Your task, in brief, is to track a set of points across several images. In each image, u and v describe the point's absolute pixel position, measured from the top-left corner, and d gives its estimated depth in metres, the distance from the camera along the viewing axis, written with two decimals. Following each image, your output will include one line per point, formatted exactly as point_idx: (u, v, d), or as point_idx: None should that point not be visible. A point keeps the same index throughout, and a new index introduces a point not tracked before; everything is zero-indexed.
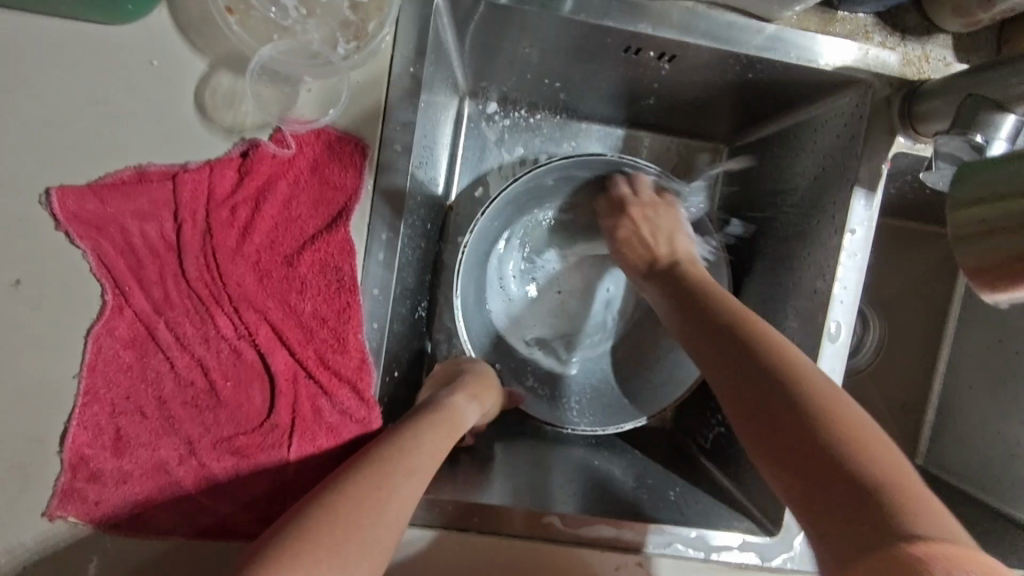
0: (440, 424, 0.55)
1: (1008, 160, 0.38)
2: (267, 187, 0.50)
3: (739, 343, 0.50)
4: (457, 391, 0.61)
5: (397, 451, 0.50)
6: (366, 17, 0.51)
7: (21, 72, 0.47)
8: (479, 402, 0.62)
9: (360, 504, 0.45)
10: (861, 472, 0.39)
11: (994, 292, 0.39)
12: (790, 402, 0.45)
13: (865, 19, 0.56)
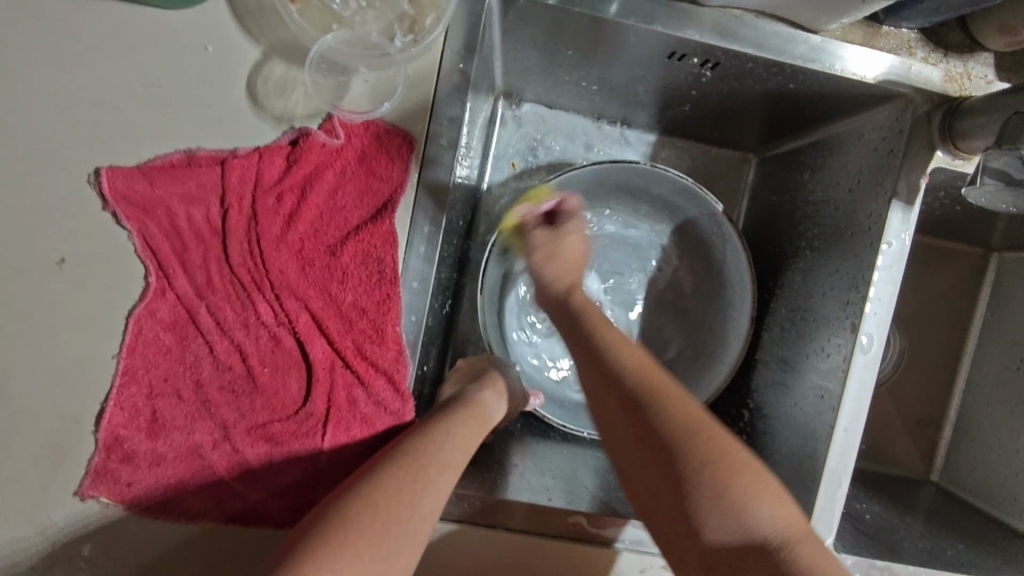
0: (471, 418, 0.55)
1: None
2: (314, 175, 0.50)
3: (636, 403, 0.51)
4: (484, 387, 0.61)
5: (433, 442, 0.50)
6: (422, 12, 0.51)
7: (77, 52, 0.48)
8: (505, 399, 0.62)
9: (397, 495, 0.45)
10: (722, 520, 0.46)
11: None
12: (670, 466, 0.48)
13: (909, 33, 0.57)
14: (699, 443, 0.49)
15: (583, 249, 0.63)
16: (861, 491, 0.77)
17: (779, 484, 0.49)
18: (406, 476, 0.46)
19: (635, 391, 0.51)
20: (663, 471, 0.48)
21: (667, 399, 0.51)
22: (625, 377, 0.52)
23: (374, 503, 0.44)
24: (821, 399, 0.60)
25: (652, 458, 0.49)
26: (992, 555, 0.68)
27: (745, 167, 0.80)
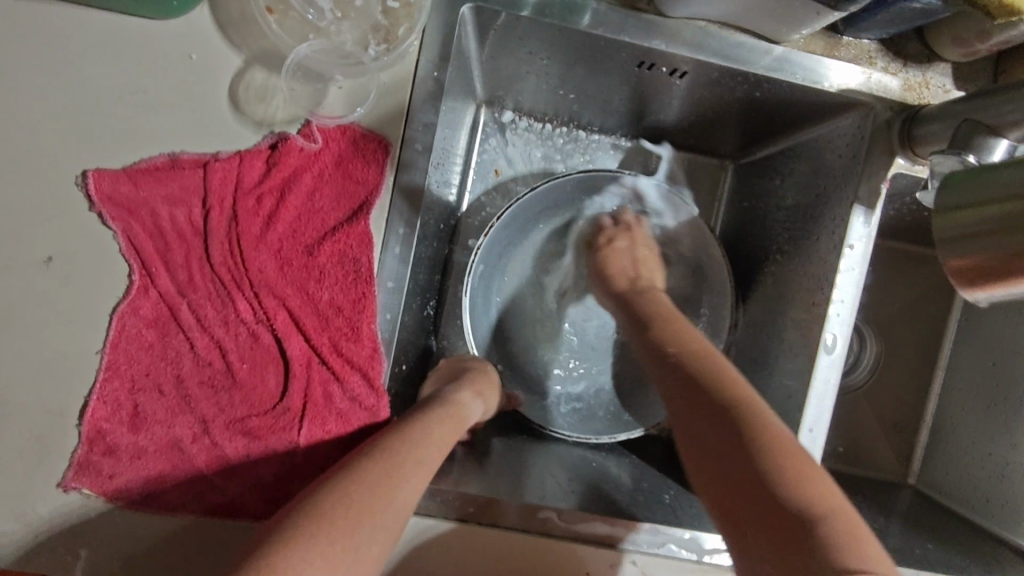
0: (448, 417, 0.57)
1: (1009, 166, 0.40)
2: (293, 178, 0.52)
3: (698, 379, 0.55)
4: (466, 386, 0.63)
5: (410, 440, 0.51)
6: (396, 23, 0.54)
7: (66, 60, 0.50)
8: (482, 396, 0.64)
9: (372, 490, 0.46)
10: (777, 482, 0.44)
11: (974, 290, 0.42)
12: (733, 425, 0.49)
13: (869, 43, 0.58)
14: (750, 416, 0.50)
15: (621, 253, 0.74)
16: None
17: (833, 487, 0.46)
18: (379, 472, 0.47)
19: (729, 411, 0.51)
20: (721, 432, 0.49)
21: (697, 357, 0.58)
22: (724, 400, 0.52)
23: (348, 497, 0.45)
24: (790, 398, 0.62)
25: (728, 454, 0.48)
26: (962, 555, 0.69)
27: (722, 174, 0.82)
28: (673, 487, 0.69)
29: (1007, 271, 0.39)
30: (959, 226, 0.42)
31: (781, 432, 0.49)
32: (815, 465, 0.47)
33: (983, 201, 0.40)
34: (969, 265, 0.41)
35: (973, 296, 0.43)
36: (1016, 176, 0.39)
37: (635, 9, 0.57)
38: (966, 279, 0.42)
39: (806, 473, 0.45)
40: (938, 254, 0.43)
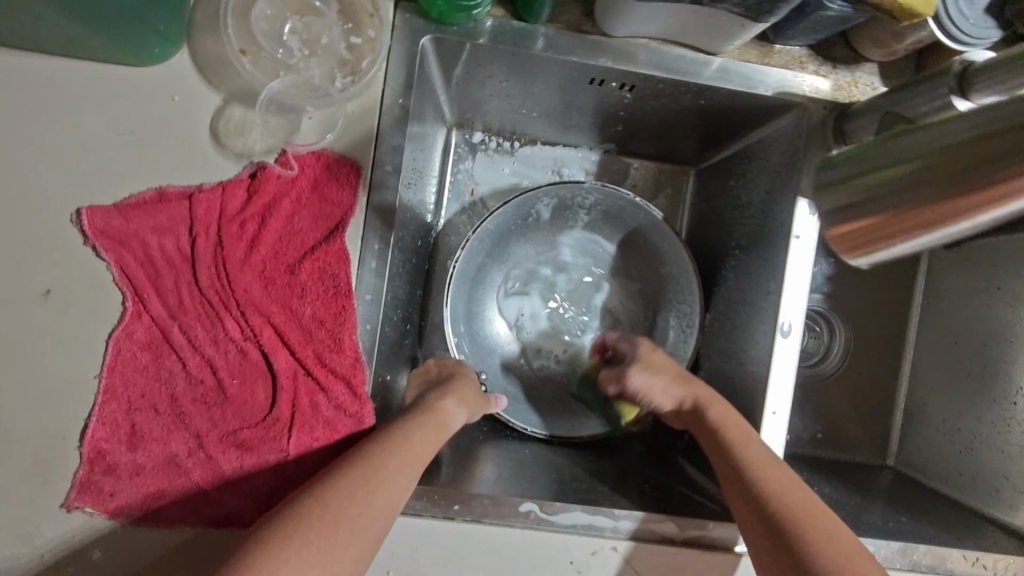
0: (432, 424, 0.60)
1: (930, 125, 0.40)
2: (273, 204, 0.56)
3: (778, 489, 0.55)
4: (450, 393, 0.66)
5: (393, 446, 0.54)
6: (360, 57, 0.58)
7: (58, 109, 0.54)
8: (465, 403, 0.66)
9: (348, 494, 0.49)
10: None
11: (855, 255, 0.43)
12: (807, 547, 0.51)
13: (799, 50, 0.63)
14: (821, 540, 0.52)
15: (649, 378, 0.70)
16: (817, 476, 0.81)
17: None
18: (358, 476, 0.51)
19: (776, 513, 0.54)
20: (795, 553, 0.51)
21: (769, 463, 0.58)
22: (768, 497, 0.55)
23: (326, 500, 0.48)
24: (755, 383, 0.65)
25: (780, 553, 0.52)
26: (940, 527, 0.72)
27: (685, 178, 0.86)
28: (653, 478, 0.72)
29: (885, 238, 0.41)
30: (862, 190, 0.42)
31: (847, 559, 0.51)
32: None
33: (871, 165, 0.42)
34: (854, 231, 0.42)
35: (859, 257, 0.43)
36: (910, 145, 0.40)
37: (581, 32, 0.62)
38: (855, 242, 0.42)
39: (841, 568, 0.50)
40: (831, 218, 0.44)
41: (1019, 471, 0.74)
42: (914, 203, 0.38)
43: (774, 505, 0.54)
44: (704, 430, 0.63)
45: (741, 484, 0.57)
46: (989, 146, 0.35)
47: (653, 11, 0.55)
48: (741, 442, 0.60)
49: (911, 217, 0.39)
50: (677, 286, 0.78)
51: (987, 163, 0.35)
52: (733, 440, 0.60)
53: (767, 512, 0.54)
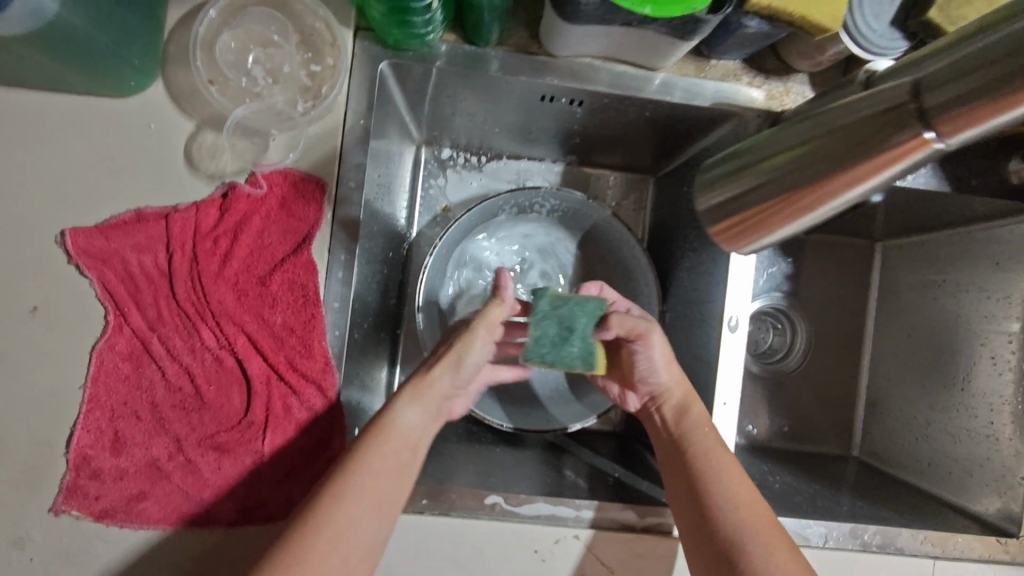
0: (388, 452, 0.55)
1: (790, 126, 0.50)
2: (243, 221, 0.60)
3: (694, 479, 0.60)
4: (410, 402, 0.58)
5: (341, 504, 0.52)
6: (321, 82, 0.63)
7: (42, 139, 0.59)
8: (425, 407, 0.58)
9: (306, 526, 0.50)
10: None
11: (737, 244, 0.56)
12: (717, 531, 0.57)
13: (733, 63, 0.67)
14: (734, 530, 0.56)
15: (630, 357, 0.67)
16: (780, 467, 0.85)
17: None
18: (300, 545, 0.49)
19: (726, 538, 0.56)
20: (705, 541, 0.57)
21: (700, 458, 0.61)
22: (726, 522, 0.57)
23: (290, 535, 0.50)
24: (707, 377, 0.69)
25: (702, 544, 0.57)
26: (896, 510, 0.75)
27: (645, 184, 0.91)
28: (617, 470, 0.76)
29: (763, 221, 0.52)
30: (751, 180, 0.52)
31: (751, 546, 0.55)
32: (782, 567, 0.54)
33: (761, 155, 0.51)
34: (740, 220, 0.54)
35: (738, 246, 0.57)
36: (793, 135, 0.50)
37: (529, 54, 0.66)
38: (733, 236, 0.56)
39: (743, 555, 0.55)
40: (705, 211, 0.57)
41: (969, 454, 0.77)
42: (795, 193, 0.48)
43: (729, 524, 0.57)
44: (665, 441, 0.65)
45: (696, 504, 0.59)
46: (846, 142, 0.45)
47: (587, 35, 0.59)
48: (700, 460, 0.61)
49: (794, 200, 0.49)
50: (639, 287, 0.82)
51: (841, 160, 0.45)
52: (690, 455, 0.61)
53: (715, 532, 0.57)
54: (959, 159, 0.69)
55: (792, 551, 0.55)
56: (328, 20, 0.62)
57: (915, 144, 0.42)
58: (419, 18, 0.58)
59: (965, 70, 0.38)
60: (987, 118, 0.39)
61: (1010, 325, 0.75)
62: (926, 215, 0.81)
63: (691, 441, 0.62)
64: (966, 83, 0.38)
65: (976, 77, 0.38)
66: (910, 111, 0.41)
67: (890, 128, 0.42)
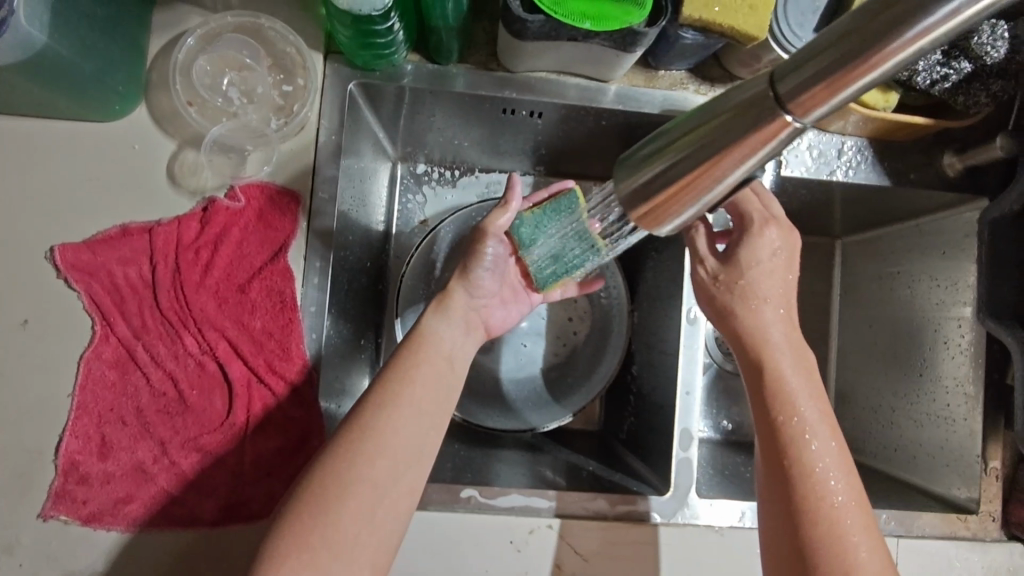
0: (428, 360, 0.57)
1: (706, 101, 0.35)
2: (222, 232, 0.64)
3: (780, 421, 0.56)
4: (439, 318, 0.61)
5: (380, 421, 0.53)
6: (293, 102, 0.67)
7: (32, 162, 0.63)
8: (455, 326, 0.61)
9: (336, 459, 0.51)
10: (811, 530, 0.52)
11: (658, 227, 0.39)
12: (794, 472, 0.54)
13: (679, 73, 0.72)
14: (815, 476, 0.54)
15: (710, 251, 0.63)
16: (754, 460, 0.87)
17: (869, 526, 0.53)
18: (342, 458, 0.51)
19: (813, 489, 0.54)
20: (778, 479, 0.55)
21: (785, 400, 0.57)
22: (811, 476, 0.54)
23: (320, 467, 0.51)
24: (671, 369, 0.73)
25: (776, 484, 0.55)
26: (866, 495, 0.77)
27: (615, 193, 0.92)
28: (592, 464, 0.79)
29: (666, 205, 0.37)
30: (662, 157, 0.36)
31: (829, 495, 0.53)
32: (856, 511, 0.54)
33: (671, 123, 0.36)
34: (643, 201, 0.38)
35: (658, 228, 0.39)
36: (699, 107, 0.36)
37: (488, 70, 0.71)
38: (652, 216, 0.38)
39: (817, 500, 0.53)
40: (613, 174, 0.39)
41: (930, 438, 0.79)
42: (689, 172, 0.35)
43: (809, 471, 0.54)
44: (751, 372, 0.59)
45: (773, 430, 0.56)
46: (724, 125, 0.33)
47: (538, 50, 0.64)
48: (799, 408, 0.56)
49: (685, 192, 0.36)
50: (609, 293, 0.85)
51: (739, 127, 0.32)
52: (785, 402, 0.57)
53: (799, 482, 0.54)
54: (896, 156, 0.75)
55: (871, 517, 0.54)
56: (299, 45, 0.67)
57: (772, 132, 0.32)
58: (383, 40, 0.63)
59: (816, 46, 0.29)
60: (846, 89, 0.29)
61: (960, 310, 0.77)
62: (880, 210, 0.84)
63: (793, 390, 0.57)
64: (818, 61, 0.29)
65: (830, 51, 0.29)
66: (764, 96, 0.32)
67: (752, 114, 0.32)
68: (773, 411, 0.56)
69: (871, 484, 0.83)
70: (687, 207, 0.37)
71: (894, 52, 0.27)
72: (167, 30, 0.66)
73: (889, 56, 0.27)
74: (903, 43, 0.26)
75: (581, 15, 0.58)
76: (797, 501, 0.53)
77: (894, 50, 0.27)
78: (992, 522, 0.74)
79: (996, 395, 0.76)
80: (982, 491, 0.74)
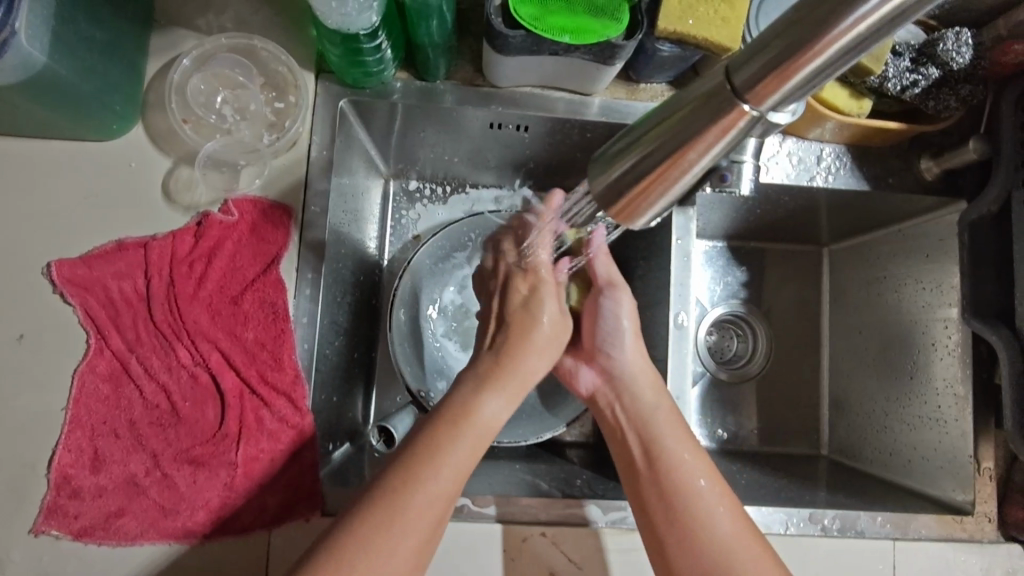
0: (466, 439, 0.57)
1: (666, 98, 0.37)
2: (216, 246, 0.65)
3: (633, 435, 0.66)
4: (491, 391, 0.60)
5: (415, 490, 0.53)
6: (285, 119, 0.69)
7: (32, 181, 0.65)
8: (507, 396, 0.61)
9: (370, 531, 0.51)
10: (677, 521, 0.59)
11: (634, 219, 0.40)
12: (653, 478, 0.62)
13: (660, 86, 0.74)
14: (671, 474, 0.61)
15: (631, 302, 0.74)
16: (750, 465, 0.86)
17: (730, 508, 0.59)
18: (376, 530, 0.51)
19: (672, 486, 0.61)
20: (641, 486, 0.63)
21: (634, 418, 0.67)
22: (668, 475, 0.61)
23: (350, 539, 0.51)
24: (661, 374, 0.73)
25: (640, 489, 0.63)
26: (861, 499, 0.76)
27: None
28: (586, 473, 0.79)
29: (640, 196, 0.38)
30: (632, 152, 0.37)
31: (684, 487, 0.60)
32: (714, 498, 0.60)
33: (638, 119, 0.37)
34: (616, 196, 0.39)
35: (632, 222, 0.41)
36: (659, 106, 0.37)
37: (474, 86, 0.74)
38: (627, 210, 0.39)
39: (674, 496, 0.60)
40: (588, 172, 0.40)
41: (923, 440, 0.79)
42: (657, 163, 0.36)
43: (663, 469, 0.62)
44: (613, 414, 0.69)
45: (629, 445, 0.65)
46: (689, 117, 0.35)
47: (520, 64, 0.66)
48: (661, 441, 0.64)
49: (652, 187, 0.37)
50: None
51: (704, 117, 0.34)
52: (635, 418, 0.67)
53: (678, 511, 0.59)
54: (873, 161, 0.77)
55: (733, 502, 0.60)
56: (290, 64, 0.69)
57: (731, 122, 0.34)
58: (371, 58, 0.65)
59: (766, 38, 0.31)
60: (795, 76, 0.31)
61: (946, 311, 0.78)
62: (865, 216, 0.86)
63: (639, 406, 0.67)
64: (769, 53, 0.31)
65: (777, 42, 0.30)
66: (721, 89, 0.33)
67: (712, 106, 0.34)
68: (627, 432, 0.66)
69: (867, 487, 0.82)
70: (658, 201, 0.38)
71: (835, 39, 0.29)
72: (164, 53, 0.68)
73: (830, 44, 0.29)
74: (844, 30, 0.28)
75: (560, 30, 0.61)
76: (657, 501, 0.61)
77: (836, 36, 0.29)
78: (988, 523, 0.73)
79: (984, 394, 0.76)
80: (977, 492, 0.74)
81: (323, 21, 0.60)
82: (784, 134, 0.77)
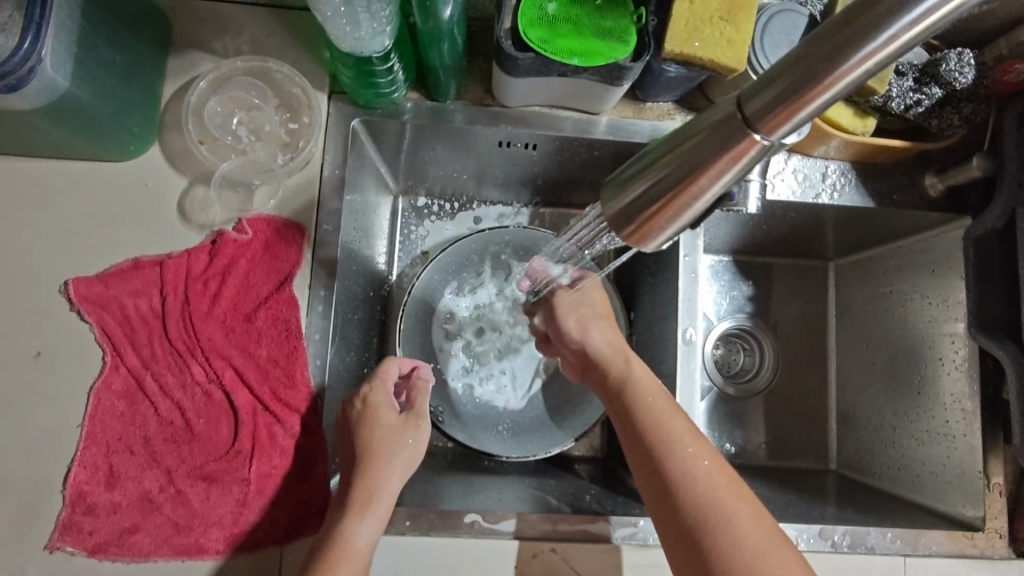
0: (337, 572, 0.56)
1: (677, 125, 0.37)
2: (230, 264, 0.66)
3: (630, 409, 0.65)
4: (361, 520, 0.59)
5: None
6: (299, 139, 0.71)
7: (51, 201, 0.66)
8: (375, 519, 0.60)
9: None
10: (680, 489, 0.58)
11: (645, 243, 0.41)
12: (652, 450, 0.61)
13: (666, 105, 0.75)
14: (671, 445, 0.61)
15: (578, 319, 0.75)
16: (759, 480, 0.86)
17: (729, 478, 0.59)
18: None
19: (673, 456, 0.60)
20: (641, 461, 0.62)
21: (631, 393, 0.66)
22: (667, 445, 0.61)
23: None
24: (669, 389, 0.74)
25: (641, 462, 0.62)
26: (871, 515, 0.76)
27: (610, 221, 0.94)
28: (594, 488, 0.79)
29: (652, 220, 0.38)
30: (644, 177, 0.37)
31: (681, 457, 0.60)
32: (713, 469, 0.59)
33: (651, 145, 0.38)
34: (627, 218, 0.39)
35: (643, 246, 0.41)
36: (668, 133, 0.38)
37: (484, 105, 0.75)
38: (638, 233, 0.40)
39: (674, 468, 0.59)
40: (600, 194, 0.41)
41: (932, 455, 0.79)
42: (670, 189, 0.36)
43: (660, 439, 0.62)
44: (608, 388, 0.69)
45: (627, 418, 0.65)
46: (701, 144, 0.35)
47: (529, 85, 0.68)
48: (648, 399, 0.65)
49: (664, 212, 0.38)
50: None
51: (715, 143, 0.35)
52: (630, 394, 0.66)
53: (661, 458, 0.60)
54: (878, 178, 0.78)
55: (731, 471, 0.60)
56: (304, 86, 0.70)
57: (743, 151, 0.34)
58: (384, 80, 0.67)
59: (776, 70, 0.32)
60: (805, 109, 0.32)
61: (953, 326, 0.78)
62: (873, 232, 0.86)
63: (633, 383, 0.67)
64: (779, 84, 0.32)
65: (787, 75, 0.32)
66: (732, 117, 0.34)
67: (724, 134, 0.34)
68: (624, 406, 0.66)
69: (877, 503, 0.82)
70: (668, 226, 0.39)
71: (844, 73, 0.31)
72: (181, 76, 0.70)
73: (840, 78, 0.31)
74: (852, 65, 0.30)
75: (569, 52, 0.62)
76: (658, 474, 0.60)
77: (845, 71, 0.31)
78: (999, 539, 0.73)
79: (992, 409, 0.76)
80: (987, 508, 0.74)
81: (338, 45, 0.61)
82: (790, 151, 0.78)
